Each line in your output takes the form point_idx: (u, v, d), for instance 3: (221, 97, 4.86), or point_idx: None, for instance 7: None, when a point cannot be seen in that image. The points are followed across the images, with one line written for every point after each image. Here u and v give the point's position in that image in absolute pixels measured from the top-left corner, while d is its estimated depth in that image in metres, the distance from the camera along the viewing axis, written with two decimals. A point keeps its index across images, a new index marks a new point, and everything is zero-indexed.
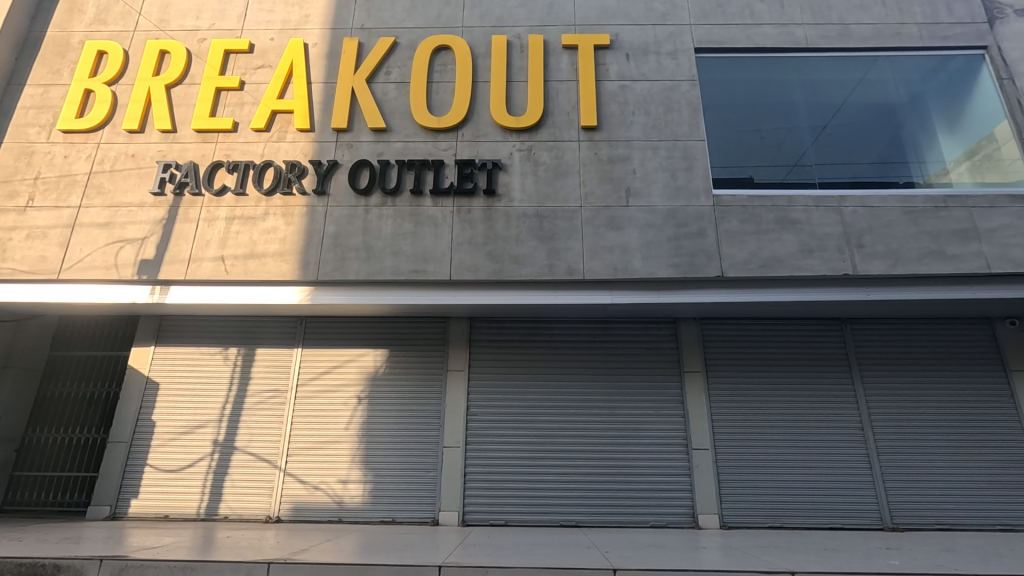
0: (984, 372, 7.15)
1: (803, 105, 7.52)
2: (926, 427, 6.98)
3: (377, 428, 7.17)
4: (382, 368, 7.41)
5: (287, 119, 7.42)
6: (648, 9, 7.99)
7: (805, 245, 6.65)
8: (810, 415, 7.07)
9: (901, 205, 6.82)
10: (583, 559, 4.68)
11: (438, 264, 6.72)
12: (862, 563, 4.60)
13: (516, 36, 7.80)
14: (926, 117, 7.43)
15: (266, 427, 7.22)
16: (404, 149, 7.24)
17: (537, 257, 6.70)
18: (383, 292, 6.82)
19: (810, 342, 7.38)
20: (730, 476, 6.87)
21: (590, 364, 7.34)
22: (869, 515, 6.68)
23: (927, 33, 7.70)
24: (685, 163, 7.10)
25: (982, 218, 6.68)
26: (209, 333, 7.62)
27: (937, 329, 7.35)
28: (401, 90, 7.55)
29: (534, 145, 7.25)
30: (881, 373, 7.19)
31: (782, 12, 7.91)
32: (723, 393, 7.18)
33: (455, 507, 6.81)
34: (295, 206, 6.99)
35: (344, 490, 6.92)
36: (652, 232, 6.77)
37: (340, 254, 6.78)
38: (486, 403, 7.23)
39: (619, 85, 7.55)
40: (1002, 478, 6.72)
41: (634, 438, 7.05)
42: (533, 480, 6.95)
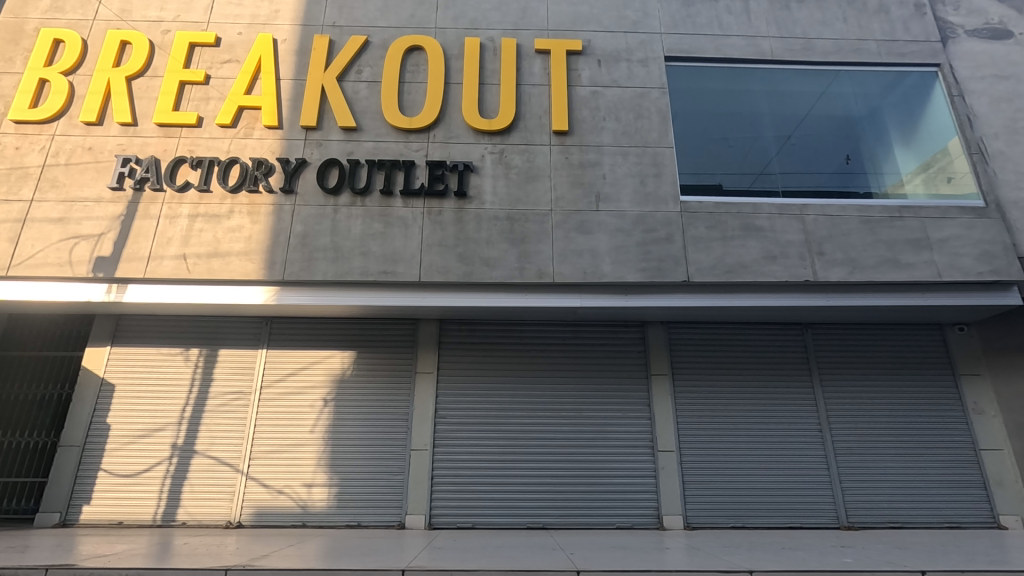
0: (934, 376, 7.46)
1: (768, 116, 7.72)
2: (881, 429, 7.23)
3: (344, 431, 7.07)
4: (349, 371, 7.32)
5: (254, 116, 7.28)
6: (620, 17, 8.10)
7: (768, 252, 6.82)
8: (771, 417, 7.25)
9: (859, 214, 7.06)
10: (547, 561, 4.68)
11: (407, 265, 6.66)
12: (817, 561, 4.73)
13: (490, 39, 7.82)
14: (883, 130, 7.72)
15: (227, 431, 7.04)
16: (374, 149, 7.17)
17: (507, 260, 6.71)
18: (352, 293, 6.73)
19: (772, 346, 7.57)
20: (694, 478, 7.00)
21: (558, 367, 7.39)
22: (826, 514, 6.89)
23: (885, 50, 8.02)
24: (654, 169, 7.22)
25: (935, 228, 6.96)
26: (169, 333, 7.39)
27: (892, 334, 7.64)
28: (373, 89, 7.48)
29: (506, 148, 7.27)
30: (839, 377, 7.43)
31: (749, 25, 8.12)
32: (689, 396, 7.31)
33: (422, 510, 6.76)
34: (260, 205, 6.85)
35: (308, 494, 6.80)
36: (621, 237, 6.85)
37: (307, 254, 6.66)
38: (454, 406, 7.20)
39: (590, 91, 7.63)
40: (949, 477, 7.03)
41: (601, 440, 7.12)
42: (501, 483, 6.94)
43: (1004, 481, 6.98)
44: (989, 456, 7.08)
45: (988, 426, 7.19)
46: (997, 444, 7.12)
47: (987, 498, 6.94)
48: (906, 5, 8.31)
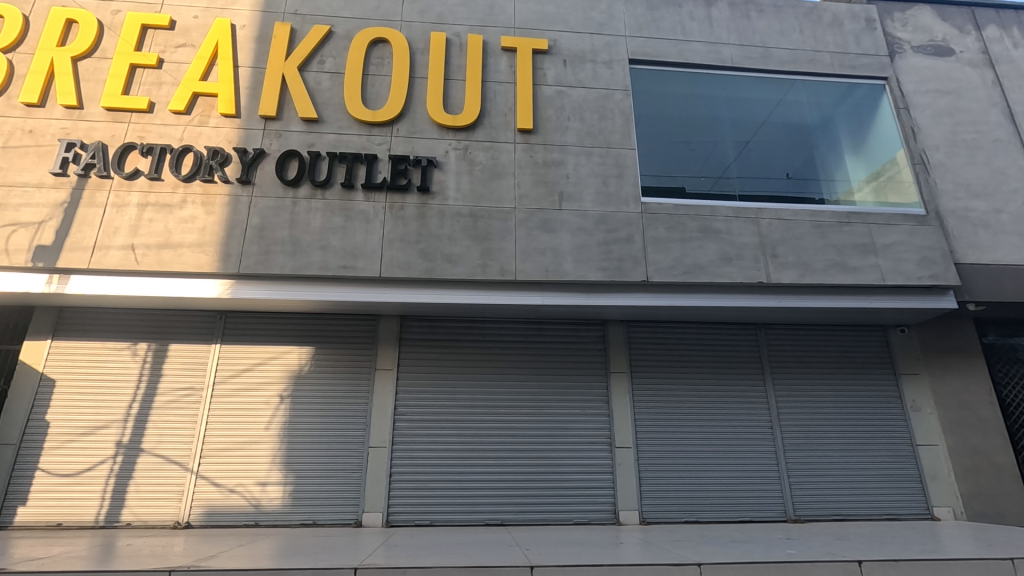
0: (877, 375, 7.81)
1: (727, 121, 7.94)
2: (827, 425, 7.53)
3: (300, 428, 6.93)
4: (307, 367, 7.18)
5: (210, 103, 7.05)
6: (586, 18, 8.17)
7: (725, 253, 7.00)
8: (725, 415, 7.46)
9: (811, 219, 7.31)
10: (502, 557, 4.69)
11: (367, 260, 6.56)
12: (763, 553, 4.88)
13: (456, 34, 7.78)
14: (834, 139, 8.04)
15: (177, 428, 6.80)
16: (336, 141, 7.05)
17: (470, 257, 6.68)
18: (311, 287, 6.61)
19: (727, 345, 7.79)
20: (650, 474, 7.14)
21: (519, 365, 7.43)
22: (775, 508, 7.13)
23: (838, 62, 8.34)
24: (617, 170, 7.33)
25: (880, 234, 7.27)
26: (115, 327, 7.09)
27: (839, 335, 7.96)
28: (335, 81, 7.34)
29: (470, 144, 7.25)
30: (790, 376, 7.70)
31: (711, 31, 8.32)
32: (646, 394, 7.46)
33: (380, 508, 6.70)
34: (215, 195, 6.64)
35: (262, 493, 6.64)
36: (583, 236, 6.92)
37: (264, 247, 6.48)
38: (414, 403, 7.15)
39: (555, 90, 7.68)
40: (889, 472, 7.38)
41: (561, 437, 7.19)
42: (460, 480, 6.93)
43: (938, 474, 7.39)
44: (924, 451, 7.48)
45: (925, 423, 7.59)
46: (933, 440, 7.53)
47: (922, 491, 7.34)
48: (858, 20, 8.65)
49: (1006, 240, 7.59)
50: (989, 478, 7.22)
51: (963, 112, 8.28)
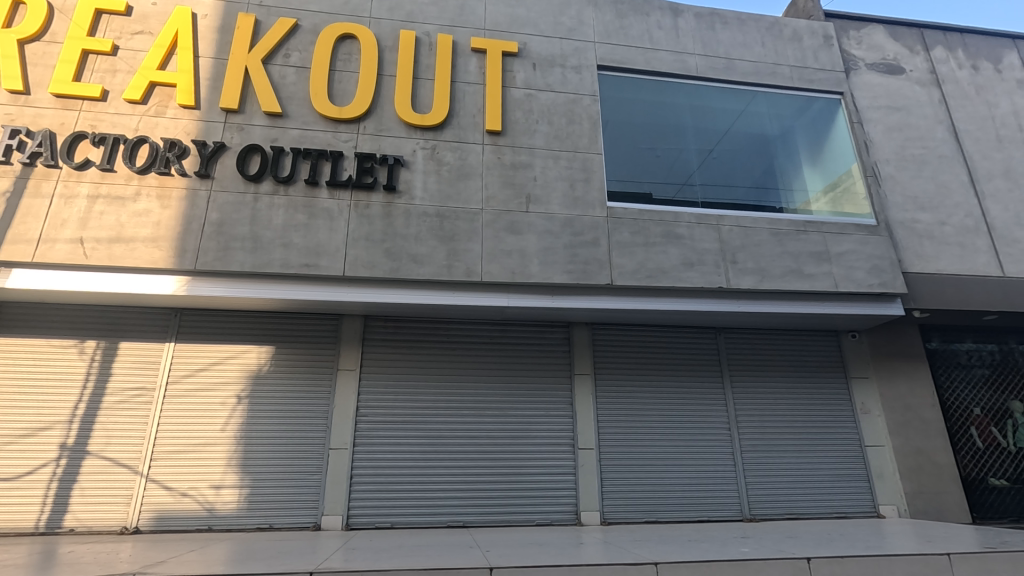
0: (830, 379, 8.10)
1: (691, 130, 8.13)
2: (782, 427, 7.77)
3: (258, 430, 6.75)
4: (267, 367, 7.01)
5: (168, 93, 6.83)
6: (556, 23, 8.25)
7: (687, 259, 7.15)
8: (685, 417, 7.62)
9: (770, 227, 7.53)
10: (462, 559, 4.67)
11: (331, 259, 6.44)
12: (718, 552, 5.00)
13: (425, 33, 7.73)
14: (793, 150, 8.33)
15: (125, 430, 6.54)
16: (300, 137, 6.90)
17: (436, 257, 6.64)
18: (272, 285, 6.45)
19: (688, 349, 7.97)
20: (612, 475, 7.23)
21: (484, 366, 7.42)
22: (731, 507, 7.32)
23: (797, 75, 8.63)
24: (584, 174, 7.41)
25: (834, 243, 7.55)
26: (61, 323, 6.77)
27: (794, 340, 8.24)
28: (301, 75, 7.21)
29: (438, 144, 7.21)
30: (747, 379, 7.92)
31: (677, 41, 8.50)
32: (609, 396, 7.56)
33: (340, 510, 6.59)
34: (172, 189, 6.43)
35: (216, 496, 6.45)
36: (549, 238, 6.96)
37: (223, 243, 6.30)
38: (377, 404, 7.05)
39: (524, 93, 7.71)
40: (839, 472, 7.67)
41: (524, 438, 7.22)
42: (423, 482, 6.87)
43: (884, 474, 7.71)
44: (872, 451, 7.79)
45: (873, 424, 7.91)
46: (880, 440, 7.85)
47: (869, 489, 7.64)
48: (816, 35, 8.97)
49: (949, 251, 8.00)
50: (931, 477, 7.59)
51: (912, 128, 8.69)
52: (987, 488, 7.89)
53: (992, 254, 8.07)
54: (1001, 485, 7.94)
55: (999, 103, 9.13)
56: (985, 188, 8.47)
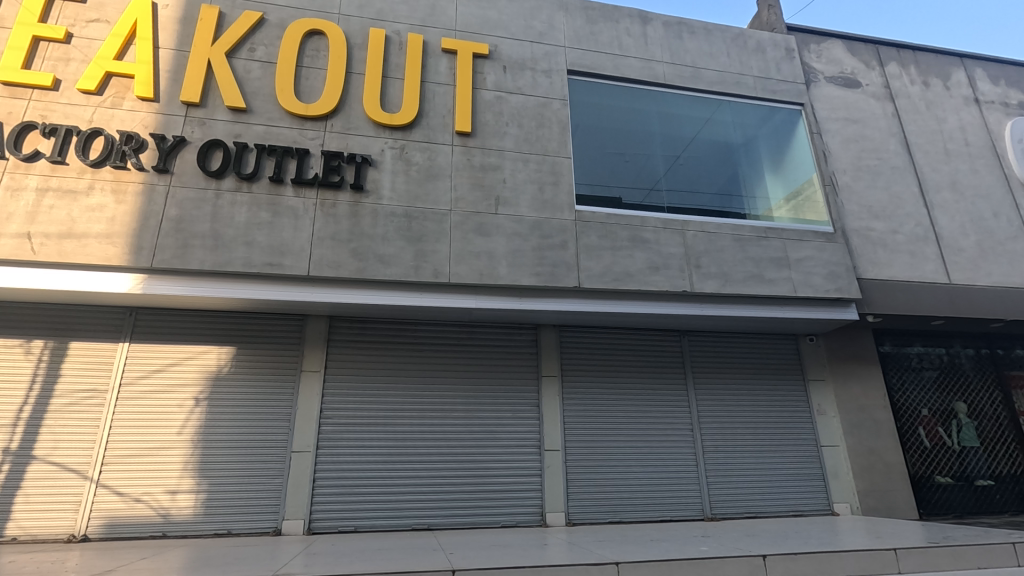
0: (788, 381, 8.34)
1: (659, 136, 8.28)
2: (743, 428, 7.97)
3: (217, 433, 6.57)
4: (227, 368, 6.83)
5: (125, 84, 6.60)
6: (527, 26, 8.29)
7: (652, 263, 7.27)
8: (649, 418, 7.74)
9: (732, 232, 7.72)
10: (424, 562, 4.63)
11: (295, 258, 6.32)
12: (679, 551, 5.09)
13: (395, 32, 7.67)
14: (755, 158, 8.56)
15: (75, 434, 6.27)
16: (265, 133, 6.75)
17: (403, 258, 6.58)
18: (233, 284, 6.29)
19: (653, 351, 8.09)
20: (577, 477, 7.29)
21: (451, 368, 7.39)
22: (693, 507, 7.46)
23: (760, 86, 8.88)
24: (552, 177, 7.46)
25: (793, 249, 7.78)
26: (5, 322, 6.45)
27: (755, 343, 8.47)
28: (266, 70, 7.06)
29: (407, 144, 7.16)
30: (710, 381, 8.10)
31: (646, 48, 8.65)
32: (575, 398, 7.62)
33: (302, 515, 6.46)
34: (128, 183, 6.21)
35: (171, 502, 6.24)
36: (517, 241, 6.98)
37: (182, 241, 6.10)
38: (341, 407, 6.95)
39: (494, 95, 7.72)
40: (796, 471, 7.91)
41: (491, 440, 7.22)
42: (387, 485, 6.80)
43: (838, 473, 8.00)
44: (827, 451, 8.07)
45: (828, 425, 8.18)
46: (835, 441, 8.14)
47: (825, 488, 7.91)
48: (779, 48, 9.26)
49: (900, 258, 8.34)
50: (882, 475, 7.90)
51: (867, 140, 9.04)
52: (933, 486, 8.27)
53: (940, 262, 8.45)
54: (946, 483, 8.33)
55: (947, 118, 9.58)
56: (934, 199, 8.88)
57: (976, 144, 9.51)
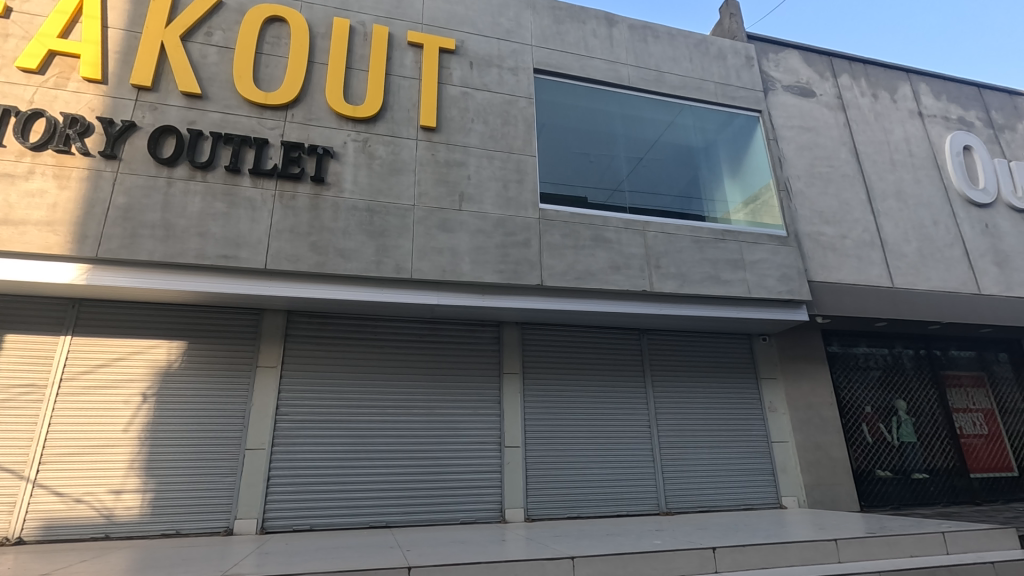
0: (742, 379, 8.62)
1: (622, 138, 8.40)
2: (698, 424, 8.19)
3: (166, 431, 6.34)
4: (177, 363, 6.60)
5: (70, 64, 6.29)
6: (494, 23, 8.28)
7: (614, 262, 7.38)
8: (608, 415, 7.87)
9: (691, 234, 7.91)
10: (380, 559, 4.60)
11: (252, 250, 6.15)
12: (633, 544, 5.20)
13: (360, 23, 7.54)
14: (715, 163, 8.79)
15: (9, 431, 5.94)
16: (222, 121, 6.54)
17: (364, 253, 6.49)
18: (185, 276, 6.08)
19: (613, 349, 8.23)
20: (537, 473, 7.36)
21: (412, 365, 7.34)
22: (649, 501, 7.64)
23: (721, 92, 9.11)
24: (517, 175, 7.48)
25: (749, 251, 8.02)
26: None
27: (711, 342, 8.71)
28: (223, 56, 6.83)
29: (370, 137, 7.05)
30: (667, 379, 8.29)
31: (611, 50, 8.76)
32: (537, 395, 7.68)
33: (255, 513, 6.31)
34: (71, 169, 5.91)
35: (115, 501, 6.00)
36: (481, 238, 6.97)
37: (130, 230, 5.85)
38: (298, 403, 6.81)
39: (460, 91, 7.69)
40: (748, 466, 8.18)
41: (451, 437, 7.20)
42: (344, 482, 6.70)
43: (788, 467, 8.31)
44: (778, 447, 8.37)
45: (779, 422, 8.49)
46: (785, 437, 8.44)
47: (774, 482, 8.20)
48: (739, 55, 9.52)
49: (848, 262, 8.72)
50: (827, 469, 8.26)
51: (820, 148, 9.40)
52: (874, 479, 8.69)
53: (885, 267, 8.87)
54: (886, 476, 8.76)
55: (894, 129, 10.06)
56: (880, 206, 9.30)
57: (919, 155, 10.02)
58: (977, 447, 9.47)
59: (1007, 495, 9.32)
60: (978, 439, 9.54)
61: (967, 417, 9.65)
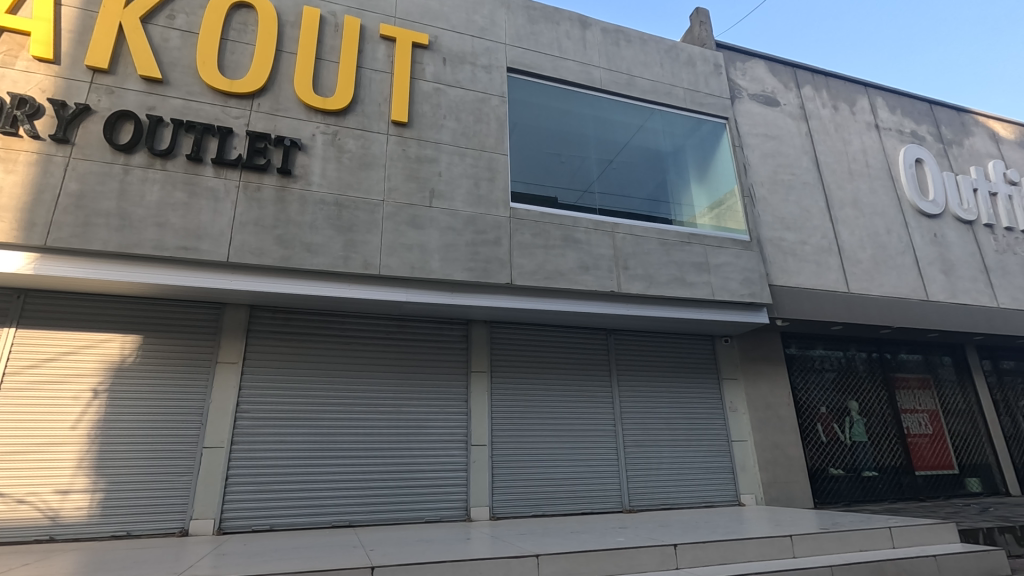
0: (705, 379, 8.82)
1: (593, 140, 8.48)
2: (662, 424, 8.34)
3: (118, 428, 6.09)
4: (132, 359, 6.34)
5: (19, 42, 5.97)
6: (468, 20, 8.24)
7: (583, 263, 7.44)
8: (574, 414, 7.94)
9: (659, 237, 8.04)
10: (342, 560, 4.52)
11: (213, 242, 5.96)
12: (596, 542, 5.26)
13: (331, 13, 7.40)
14: (683, 167, 8.97)
15: None
16: (183, 107, 6.31)
17: (332, 247, 6.36)
18: (142, 267, 5.85)
19: (581, 349, 8.30)
20: (503, 472, 7.37)
21: (379, 363, 7.25)
22: (612, 499, 7.74)
23: (690, 98, 9.30)
24: (489, 173, 7.47)
25: (713, 255, 8.21)
26: None
27: (676, 343, 8.88)
28: (186, 40, 6.60)
29: (340, 130, 6.92)
30: (633, 379, 8.42)
31: (584, 52, 8.83)
32: (504, 394, 7.69)
33: (212, 514, 6.12)
34: (19, 152, 5.61)
35: (61, 502, 5.74)
36: (451, 235, 6.93)
37: (82, 218, 5.59)
38: (260, 401, 6.63)
39: (433, 87, 7.62)
40: (708, 464, 8.38)
41: (418, 436, 7.14)
42: (307, 481, 6.57)
43: (746, 466, 8.55)
44: (737, 446, 8.60)
45: (739, 422, 8.72)
46: (744, 436, 8.68)
47: (734, 480, 8.43)
48: (708, 63, 9.72)
49: (807, 268, 9.03)
50: (784, 468, 8.53)
51: (783, 156, 9.70)
52: (827, 477, 9.02)
53: (841, 273, 9.22)
54: (838, 474, 9.11)
55: (852, 140, 10.45)
56: (838, 214, 9.66)
57: (875, 166, 10.44)
58: (922, 446, 9.94)
59: (948, 491, 9.82)
60: (924, 438, 10.01)
61: (914, 417, 10.12)
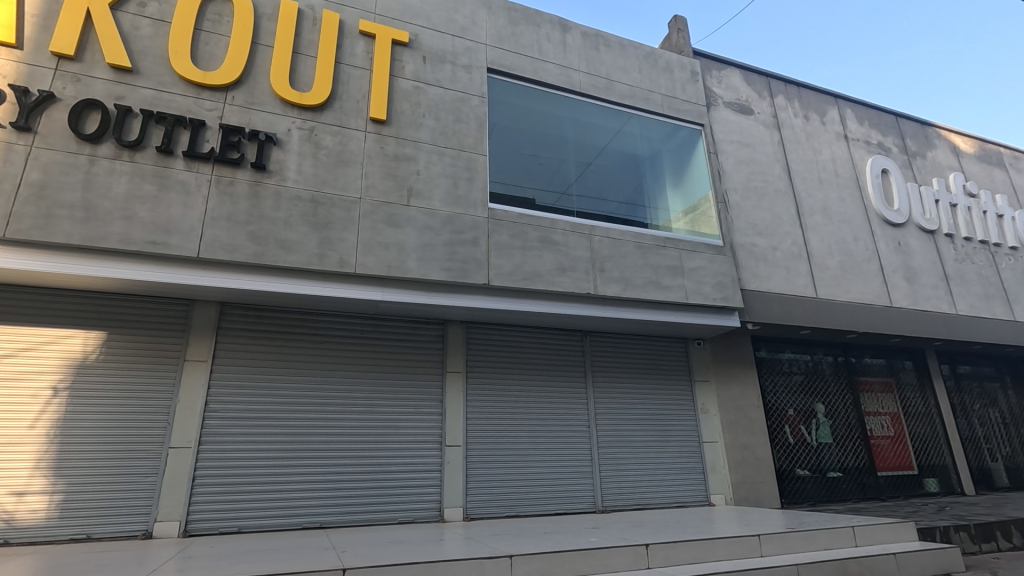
0: (678, 381, 8.95)
1: (572, 142, 8.54)
2: (635, 425, 8.44)
3: (78, 428, 5.89)
4: (94, 356, 6.14)
5: None
6: (449, 19, 8.21)
7: (560, 264, 7.48)
8: (549, 415, 7.97)
9: (635, 240, 8.14)
10: (313, 562, 4.44)
11: (183, 237, 5.81)
12: (569, 542, 5.29)
13: (310, 7, 7.29)
14: (659, 172, 9.10)
15: None
16: (154, 98, 6.14)
17: (307, 245, 6.27)
18: (107, 261, 5.67)
19: (557, 350, 8.34)
20: (477, 472, 7.35)
21: (354, 362, 7.16)
22: (586, 500, 7.79)
23: (667, 104, 9.43)
24: (467, 173, 7.45)
25: (688, 259, 8.34)
26: None
27: (650, 345, 9.00)
28: (158, 29, 6.43)
29: (317, 126, 6.82)
30: (608, 380, 8.50)
31: (564, 56, 8.88)
32: (479, 394, 7.68)
33: (177, 516, 5.95)
34: None
35: (17, 504, 5.52)
36: (428, 235, 6.89)
37: (44, 209, 5.39)
38: (229, 400, 6.49)
39: (412, 85, 7.57)
40: (680, 465, 8.51)
41: (391, 436, 7.08)
42: (277, 483, 6.45)
43: (717, 466, 8.70)
44: (708, 447, 8.75)
45: (710, 423, 8.88)
46: (715, 437, 8.84)
47: (704, 481, 8.58)
48: (685, 70, 9.88)
49: (777, 273, 9.24)
50: (752, 468, 8.72)
51: (756, 163, 9.92)
52: (794, 477, 9.24)
53: (810, 278, 9.47)
54: (805, 475, 9.34)
55: (822, 150, 10.74)
56: (808, 221, 9.91)
57: (843, 175, 10.75)
58: (884, 447, 10.27)
59: (908, 491, 10.16)
60: (886, 440, 10.34)
61: (877, 419, 10.45)
